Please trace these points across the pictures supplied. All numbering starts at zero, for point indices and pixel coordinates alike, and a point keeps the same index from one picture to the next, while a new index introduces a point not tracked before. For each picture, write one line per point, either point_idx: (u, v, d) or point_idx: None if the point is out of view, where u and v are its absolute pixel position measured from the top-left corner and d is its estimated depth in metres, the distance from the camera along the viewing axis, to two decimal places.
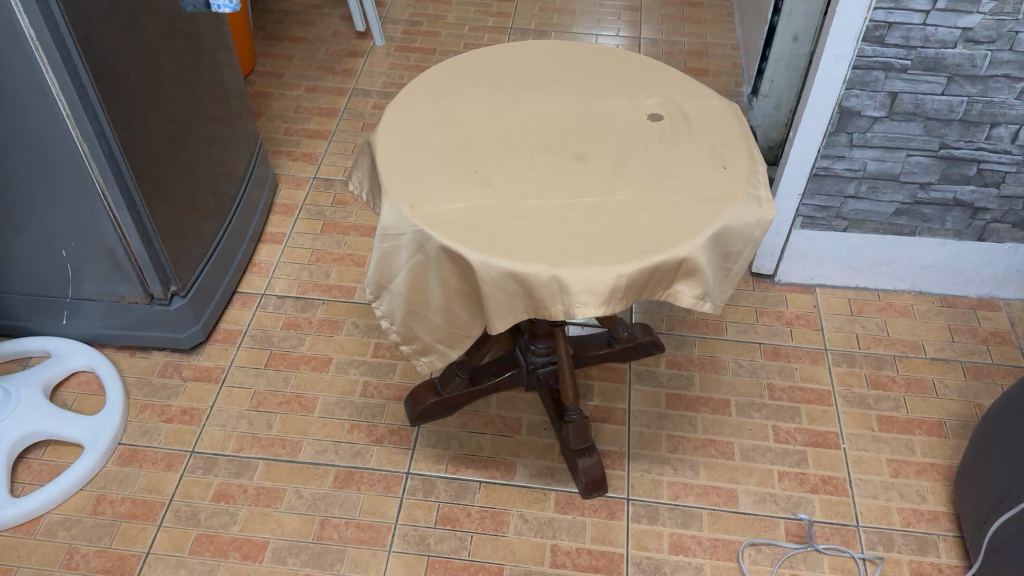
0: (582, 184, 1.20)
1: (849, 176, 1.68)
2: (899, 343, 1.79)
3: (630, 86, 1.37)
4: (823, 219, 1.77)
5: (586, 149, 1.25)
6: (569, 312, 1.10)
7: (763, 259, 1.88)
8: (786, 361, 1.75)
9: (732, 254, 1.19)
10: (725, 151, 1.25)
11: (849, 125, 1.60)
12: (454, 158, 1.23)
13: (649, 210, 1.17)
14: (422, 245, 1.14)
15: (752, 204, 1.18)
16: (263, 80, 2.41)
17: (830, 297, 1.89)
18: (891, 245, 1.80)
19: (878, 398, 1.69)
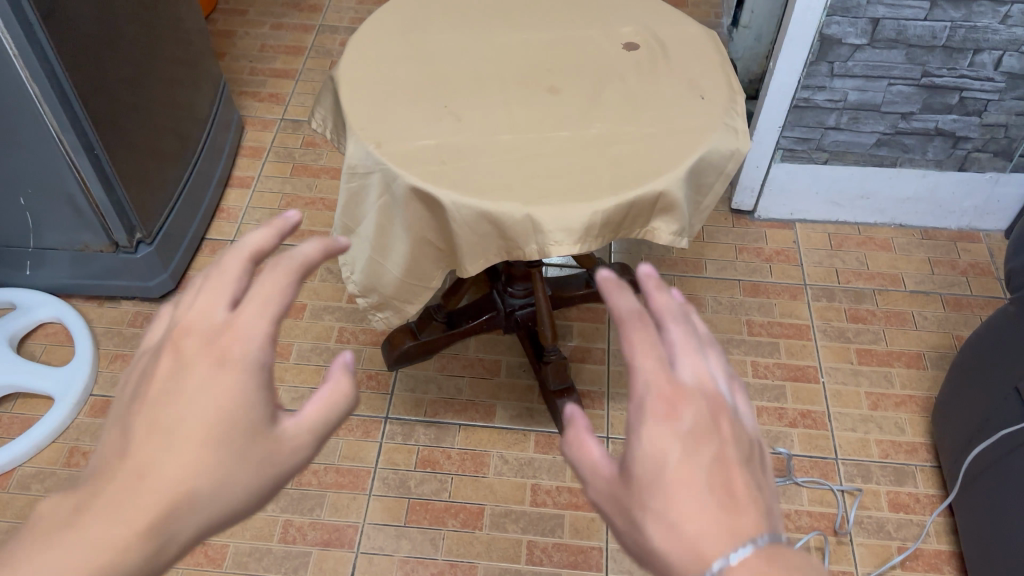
0: (556, 116, 1.16)
1: (829, 107, 1.65)
2: (879, 277, 1.78)
3: (606, 14, 1.32)
4: (803, 152, 1.74)
5: (560, 80, 1.21)
6: (543, 251, 1.07)
7: (742, 195, 1.85)
8: (766, 297, 1.74)
9: (707, 187, 1.17)
10: (704, 81, 1.21)
11: (830, 54, 1.56)
12: (424, 92, 1.18)
13: (626, 143, 1.13)
14: (389, 186, 1.10)
15: (730, 135, 1.15)
16: (226, 18, 2.32)
17: (810, 232, 1.87)
18: (872, 178, 1.77)
19: (858, 332, 1.69)
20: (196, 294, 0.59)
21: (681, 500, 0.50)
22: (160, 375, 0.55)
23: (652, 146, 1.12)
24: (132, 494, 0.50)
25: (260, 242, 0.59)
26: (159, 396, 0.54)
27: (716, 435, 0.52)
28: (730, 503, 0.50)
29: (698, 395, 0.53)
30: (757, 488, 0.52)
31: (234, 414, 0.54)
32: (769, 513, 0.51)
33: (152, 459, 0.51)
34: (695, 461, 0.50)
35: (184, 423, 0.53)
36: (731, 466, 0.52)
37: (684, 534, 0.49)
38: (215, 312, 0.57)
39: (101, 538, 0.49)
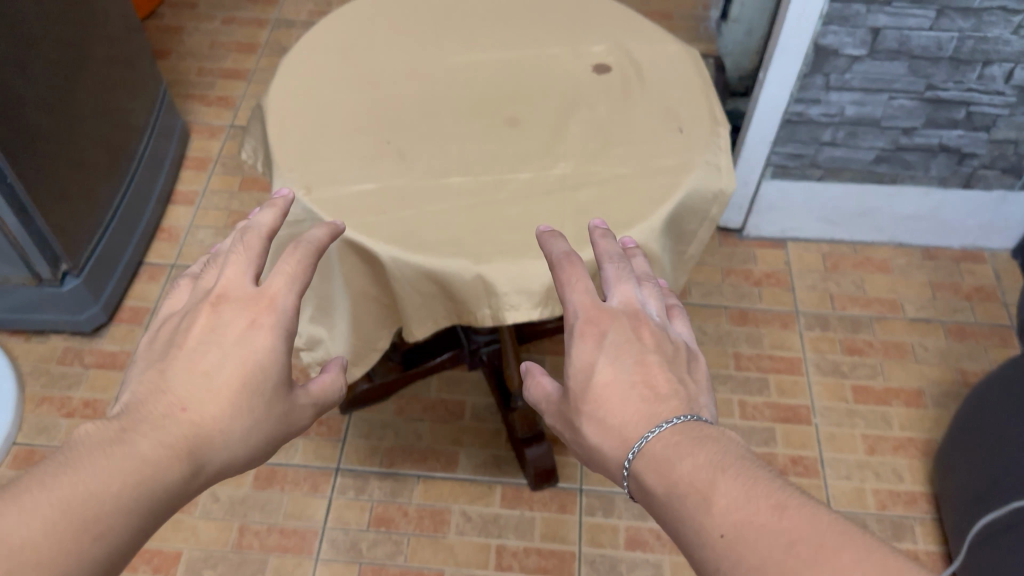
0: (514, 154, 1.01)
1: (825, 122, 1.50)
2: (876, 303, 1.65)
3: (573, 30, 1.18)
4: (796, 169, 1.60)
5: (520, 110, 1.06)
6: (497, 318, 0.92)
7: (730, 213, 1.71)
8: (755, 326, 1.60)
9: (687, 234, 1.03)
10: (683, 110, 1.07)
11: (826, 66, 1.41)
12: (363, 124, 1.03)
13: (594, 185, 0.98)
14: None
15: (713, 175, 1.01)
16: (173, 13, 2.15)
17: (802, 252, 1.73)
18: (871, 195, 1.63)
19: (853, 366, 1.56)
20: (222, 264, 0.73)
21: (609, 391, 0.72)
22: (196, 328, 0.69)
23: (624, 189, 0.98)
24: (180, 421, 0.64)
25: (269, 224, 0.74)
26: (194, 348, 0.67)
27: (636, 346, 0.75)
28: (648, 392, 0.71)
29: (621, 317, 0.76)
30: (674, 382, 0.73)
31: (262, 365, 0.68)
32: (686, 399, 0.72)
33: (191, 396, 0.65)
34: (615, 366, 0.73)
35: (220, 373, 0.66)
36: (650, 368, 0.73)
37: (612, 414, 0.71)
38: (242, 282, 0.71)
39: (153, 451, 0.61)
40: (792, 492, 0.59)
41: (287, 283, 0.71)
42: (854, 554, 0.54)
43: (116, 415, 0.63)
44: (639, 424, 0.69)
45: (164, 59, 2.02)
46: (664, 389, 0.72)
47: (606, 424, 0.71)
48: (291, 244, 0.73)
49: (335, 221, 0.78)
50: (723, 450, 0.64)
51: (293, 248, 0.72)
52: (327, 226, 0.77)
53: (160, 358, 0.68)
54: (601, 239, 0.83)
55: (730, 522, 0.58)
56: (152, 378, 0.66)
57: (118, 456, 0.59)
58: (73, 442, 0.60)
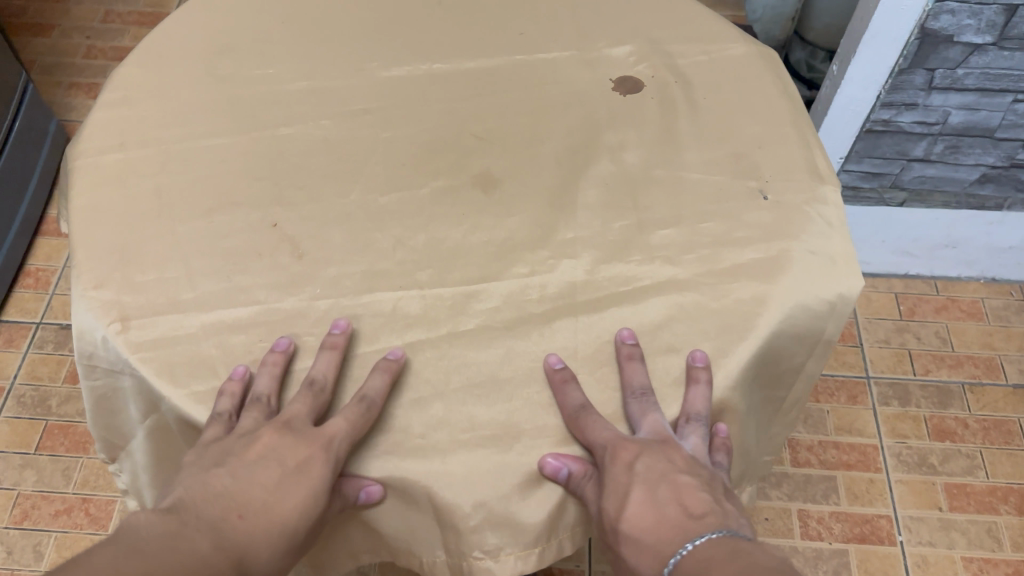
0: (485, 243, 0.60)
1: (919, 132, 1.09)
2: (969, 364, 1.26)
3: (576, 23, 0.75)
4: (870, 191, 1.20)
5: (497, 159, 0.64)
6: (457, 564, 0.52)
7: None
8: (813, 402, 1.22)
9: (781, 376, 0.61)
10: (763, 156, 0.65)
11: (931, 58, 0.99)
12: (229, 191, 0.61)
13: (623, 302, 0.57)
14: (157, 405, 0.55)
15: (820, 272, 0.59)
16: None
17: (868, 293, 1.35)
18: (965, 224, 1.23)
19: (945, 457, 1.17)
20: (265, 400, 0.51)
21: (636, 523, 0.45)
22: (253, 442, 0.48)
23: (676, 309, 0.57)
24: (237, 533, 0.44)
25: (330, 373, 0.52)
26: (253, 456, 0.47)
27: (672, 467, 0.48)
28: (688, 511, 0.45)
29: (650, 441, 0.49)
30: (719, 503, 0.46)
31: (323, 496, 0.47)
32: (726, 518, 0.45)
33: (248, 501, 0.45)
34: (642, 487, 0.46)
35: (280, 496, 0.46)
36: (689, 488, 0.46)
37: (641, 535, 0.44)
38: (308, 417, 0.50)
39: (209, 558, 0.42)
40: None
41: (351, 431, 0.50)
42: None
43: (167, 505, 0.45)
44: (672, 540, 0.43)
45: (47, 36, 1.58)
46: (710, 508, 0.45)
47: (638, 553, 0.45)
48: (354, 398, 0.51)
49: (398, 355, 0.53)
50: (763, 560, 0.41)
51: (357, 404, 0.51)
52: (395, 355, 0.53)
53: (195, 464, 0.48)
54: (626, 353, 0.54)
55: None
56: (192, 481, 0.46)
57: (165, 551, 0.41)
58: (112, 532, 0.42)
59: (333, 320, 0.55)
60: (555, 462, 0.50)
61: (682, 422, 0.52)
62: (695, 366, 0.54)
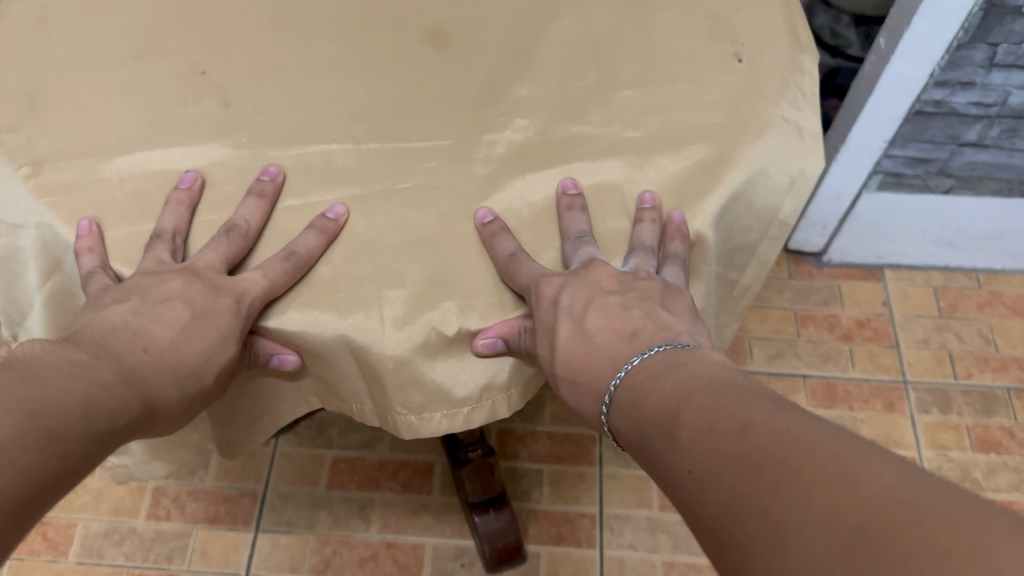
0: (431, 98, 0.55)
1: (974, 114, 0.91)
2: (1016, 368, 1.13)
3: None
4: (914, 178, 1.03)
5: (449, 15, 0.59)
6: (384, 413, 0.49)
7: (807, 233, 1.18)
8: (846, 408, 1.10)
9: (740, 254, 0.57)
10: (742, 20, 0.60)
11: (999, 28, 0.79)
12: (156, 36, 0.56)
13: (571, 160, 0.53)
14: (61, 259, 0.51)
15: (788, 137, 0.54)
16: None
17: (905, 286, 1.21)
18: (1018, 214, 1.06)
19: (991, 470, 1.04)
20: (167, 239, 0.47)
21: (571, 363, 0.45)
22: (158, 283, 0.43)
23: (632, 173, 0.53)
24: (143, 370, 0.40)
25: (252, 220, 0.48)
26: (157, 296, 0.43)
27: (599, 289, 0.46)
28: (620, 336, 0.44)
29: (578, 271, 0.47)
30: (652, 315, 0.45)
31: (232, 339, 0.43)
32: (666, 330, 0.44)
33: (153, 338, 0.41)
34: (571, 321, 0.45)
35: (188, 339, 0.42)
36: (617, 310, 0.45)
37: (576, 376, 0.44)
38: (220, 266, 0.46)
39: (112, 391, 0.38)
40: (778, 404, 0.34)
41: (272, 285, 0.45)
42: (877, 482, 0.28)
43: (61, 336, 0.40)
44: (605, 373, 0.43)
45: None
46: (641, 324, 0.44)
47: (577, 394, 0.45)
48: (281, 252, 0.47)
49: (337, 209, 0.49)
50: (700, 372, 0.38)
51: (284, 259, 0.46)
52: (335, 214, 0.49)
53: (89, 305, 0.43)
54: (566, 203, 0.50)
55: (700, 453, 0.34)
56: (84, 320, 0.42)
57: (67, 382, 0.37)
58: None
59: (260, 167, 0.51)
60: (487, 340, 0.47)
61: (629, 254, 0.50)
62: (642, 209, 0.51)
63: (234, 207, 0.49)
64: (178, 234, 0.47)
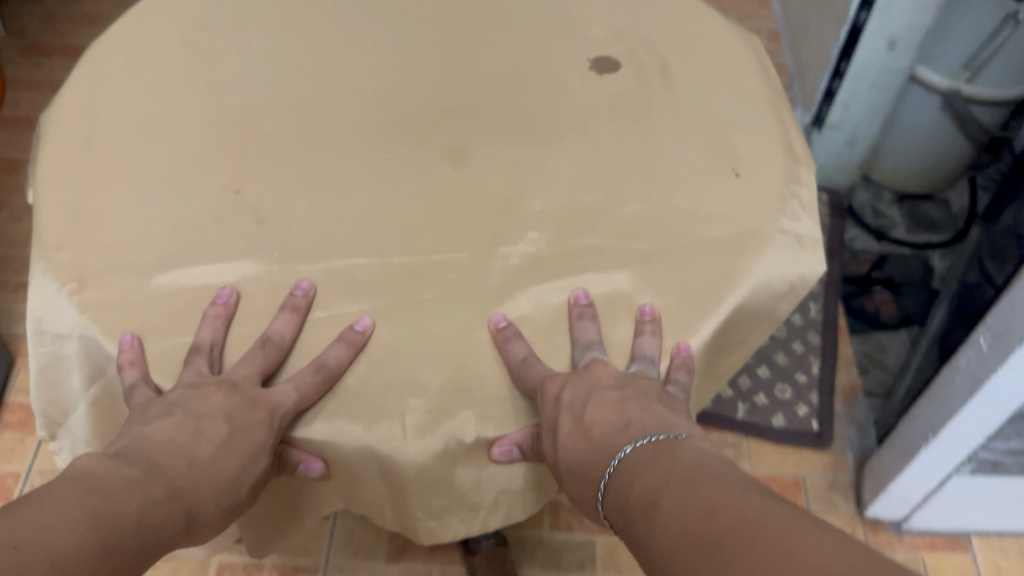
0: (449, 213, 0.59)
1: None
2: None
3: (560, 8, 0.73)
4: (1014, 466, 0.83)
5: (466, 133, 0.64)
6: (402, 505, 0.52)
7: (886, 503, 0.96)
8: None
9: (734, 342, 0.59)
10: (739, 134, 0.64)
11: None
12: (196, 153, 0.61)
13: (579, 269, 0.56)
14: (100, 364, 0.54)
15: (783, 248, 0.58)
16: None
17: (995, 559, 0.98)
18: None
19: None
20: (205, 350, 0.50)
21: (571, 455, 0.45)
22: (200, 397, 0.47)
23: (637, 279, 0.56)
24: (187, 481, 0.43)
25: (287, 332, 0.51)
26: (197, 411, 0.46)
27: (598, 385, 0.48)
28: (617, 427, 0.45)
29: (578, 372, 0.49)
30: (647, 408, 0.46)
31: (265, 452, 0.46)
32: (661, 422, 0.45)
33: (196, 451, 0.44)
34: (571, 414, 0.46)
35: (225, 451, 0.45)
36: (614, 402, 0.47)
37: (577, 467, 0.45)
38: (254, 380, 0.49)
39: (161, 505, 0.41)
40: (745, 490, 0.37)
41: (302, 397, 0.49)
42: (820, 564, 0.31)
43: (114, 452, 0.43)
44: (601, 463, 0.44)
45: (58, 22, 1.57)
46: (636, 415, 0.46)
47: (577, 486, 0.45)
48: (311, 365, 0.50)
49: (364, 321, 0.52)
50: (685, 460, 0.40)
51: (314, 372, 0.49)
52: (362, 326, 0.52)
53: (134, 419, 0.46)
54: (577, 313, 0.53)
55: (670, 537, 0.36)
56: (132, 433, 0.45)
57: (123, 495, 0.40)
58: (59, 478, 0.40)
59: (293, 282, 0.54)
60: (503, 448, 0.50)
61: (632, 362, 0.52)
62: (642, 320, 0.53)
63: (269, 319, 0.53)
64: (215, 346, 0.51)
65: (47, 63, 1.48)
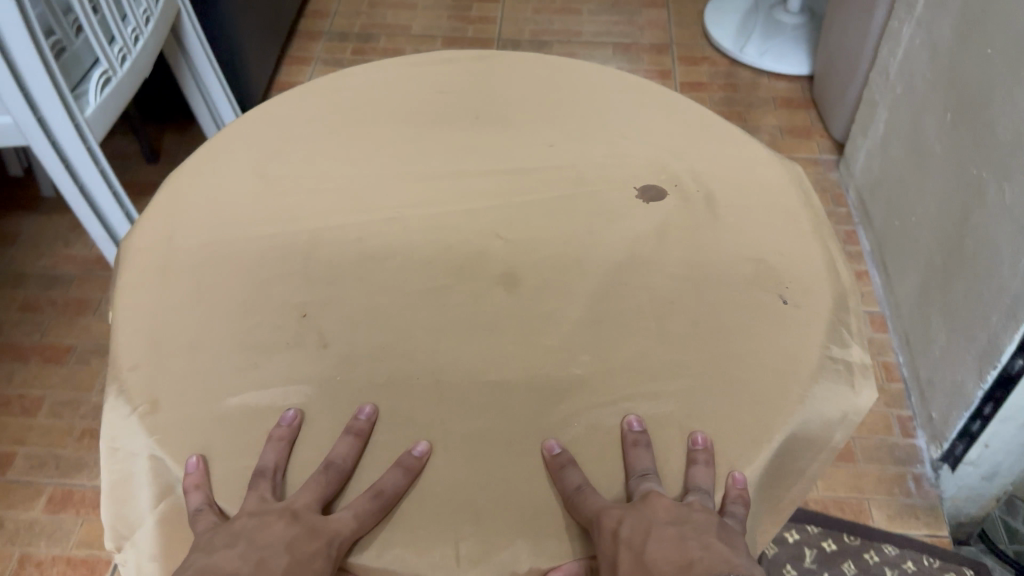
0: (502, 338, 0.61)
1: None
2: None
3: (607, 140, 0.77)
4: None
5: (521, 261, 0.66)
6: None
7: None
8: None
9: (787, 473, 0.59)
10: (783, 263, 0.66)
11: None
12: (265, 278, 0.64)
13: (626, 392, 0.57)
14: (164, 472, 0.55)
15: (827, 380, 0.59)
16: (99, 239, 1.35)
17: None
18: None
19: None
20: (268, 475, 0.52)
21: None
22: (262, 527, 0.48)
23: (686, 404, 0.57)
24: None
25: (349, 457, 0.53)
26: (257, 544, 0.47)
27: (656, 521, 0.48)
28: (679, 567, 0.46)
29: (633, 504, 0.50)
30: (707, 547, 0.47)
31: None
32: (724, 563, 0.46)
33: None
34: (631, 552, 0.47)
35: None
36: (674, 540, 0.47)
37: None
38: (315, 507, 0.50)
39: None
40: None
41: (361, 524, 0.50)
42: None
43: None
44: None
45: (40, 312, 1.24)
46: (698, 555, 0.46)
47: None
48: (369, 491, 0.51)
49: (420, 448, 0.53)
50: None
51: (372, 498, 0.51)
52: (419, 452, 0.53)
53: (200, 547, 0.48)
54: (632, 440, 0.54)
55: None
56: (199, 564, 0.46)
57: None
58: None
59: (356, 406, 0.56)
60: None
61: (687, 493, 0.52)
62: (694, 449, 0.54)
63: (332, 443, 0.55)
64: (278, 470, 0.53)
65: (22, 372, 1.16)
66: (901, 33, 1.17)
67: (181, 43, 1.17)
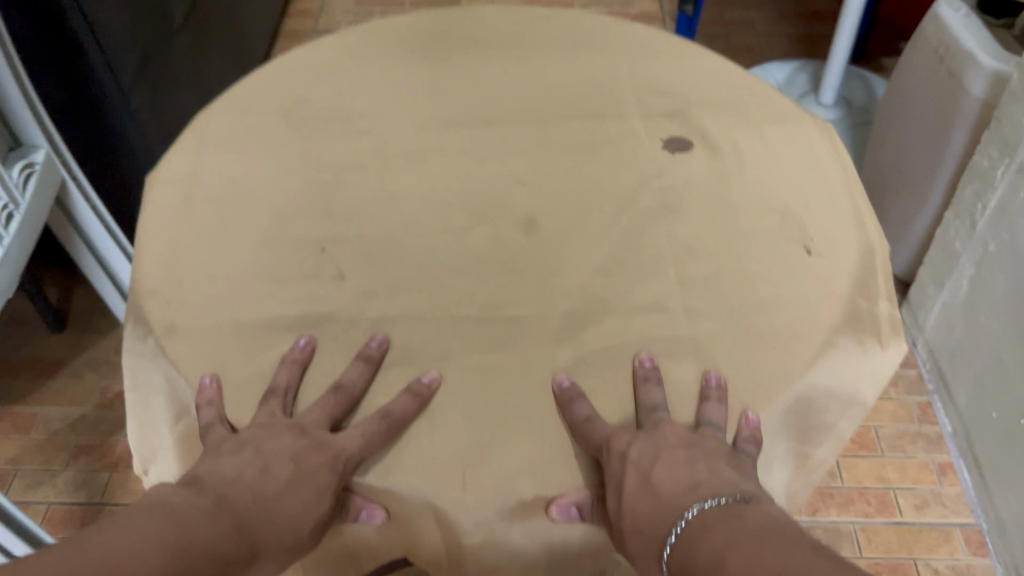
0: (519, 277, 0.61)
1: None
2: None
3: (635, 94, 0.76)
4: None
5: (543, 205, 0.66)
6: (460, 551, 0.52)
7: None
8: None
9: (807, 422, 0.58)
10: (808, 214, 0.65)
11: None
12: (287, 212, 0.65)
13: (641, 330, 0.57)
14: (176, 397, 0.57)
15: (847, 330, 0.58)
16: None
17: None
18: None
19: None
20: (279, 394, 0.52)
21: (634, 511, 0.45)
22: (270, 437, 0.48)
23: (702, 343, 0.56)
24: (251, 507, 0.44)
25: (359, 381, 0.53)
26: (264, 450, 0.47)
27: (665, 445, 0.47)
28: (683, 486, 0.45)
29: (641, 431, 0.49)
30: (715, 471, 0.46)
31: (329, 492, 0.47)
32: (729, 484, 0.45)
33: (263, 483, 0.46)
34: (636, 471, 0.46)
35: (289, 489, 0.46)
36: (683, 462, 0.46)
37: (641, 523, 0.44)
38: (324, 425, 0.50)
39: (219, 528, 0.42)
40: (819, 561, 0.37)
41: (368, 442, 0.50)
42: None
43: (185, 480, 0.45)
44: (666, 521, 0.44)
45: None
46: (704, 477, 0.45)
47: (639, 542, 0.45)
48: (377, 412, 0.51)
49: (430, 377, 0.53)
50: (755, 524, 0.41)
51: (380, 420, 0.51)
52: (429, 379, 0.53)
53: (209, 455, 0.48)
54: (644, 375, 0.54)
55: None
56: (205, 466, 0.47)
57: (189, 516, 0.42)
58: (136, 502, 0.43)
59: (371, 333, 0.57)
60: (561, 507, 0.50)
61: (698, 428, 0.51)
62: (708, 386, 0.53)
63: (344, 367, 0.55)
64: (289, 390, 0.53)
65: None
66: (992, 174, 0.95)
67: (74, 220, 0.90)
